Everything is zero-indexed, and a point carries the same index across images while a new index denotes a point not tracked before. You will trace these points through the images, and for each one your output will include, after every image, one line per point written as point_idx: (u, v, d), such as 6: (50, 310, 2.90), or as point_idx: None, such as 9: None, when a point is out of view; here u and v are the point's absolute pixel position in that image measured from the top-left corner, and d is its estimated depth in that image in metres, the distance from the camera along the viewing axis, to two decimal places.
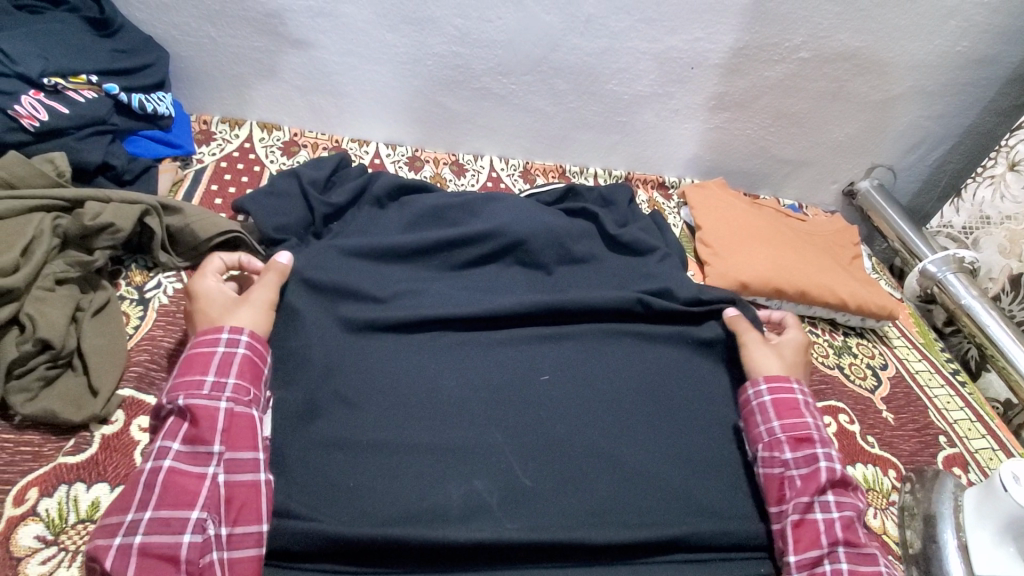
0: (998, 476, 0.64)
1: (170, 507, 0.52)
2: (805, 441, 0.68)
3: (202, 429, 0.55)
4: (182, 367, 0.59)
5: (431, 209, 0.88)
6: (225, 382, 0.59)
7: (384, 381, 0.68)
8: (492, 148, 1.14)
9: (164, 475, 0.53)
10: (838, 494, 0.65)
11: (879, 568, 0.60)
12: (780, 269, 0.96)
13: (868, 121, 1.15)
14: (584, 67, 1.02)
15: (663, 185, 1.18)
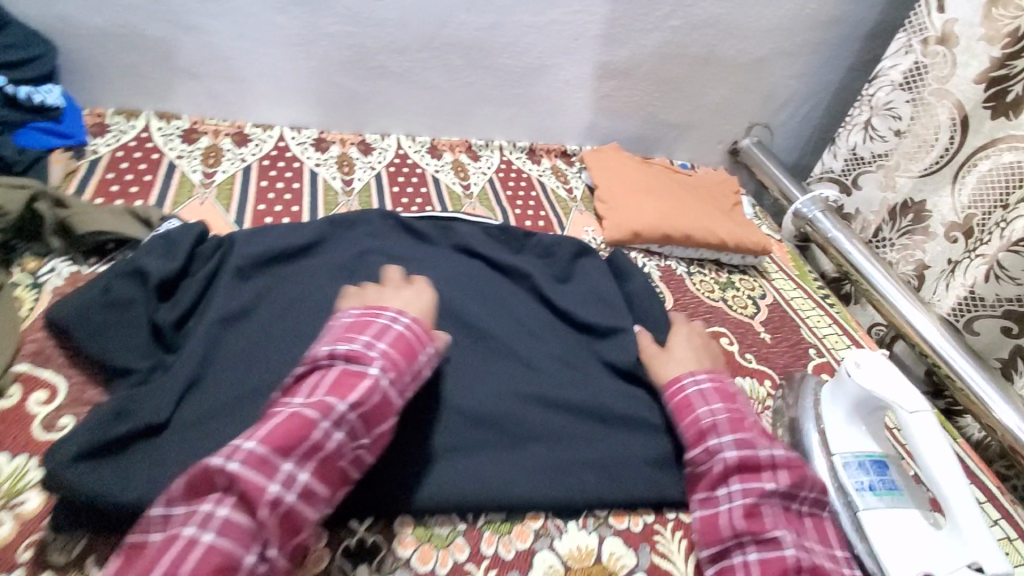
0: (844, 365, 0.73)
1: (320, 479, 0.50)
2: (707, 431, 0.66)
3: (381, 413, 0.54)
4: (393, 342, 0.57)
5: (306, 270, 0.82)
6: (416, 380, 0.58)
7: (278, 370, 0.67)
8: (397, 127, 1.18)
9: (332, 442, 0.51)
10: (743, 481, 0.63)
11: (785, 555, 0.57)
12: (667, 217, 1.05)
13: (740, 83, 1.27)
14: (475, 42, 1.08)
15: (566, 153, 1.27)
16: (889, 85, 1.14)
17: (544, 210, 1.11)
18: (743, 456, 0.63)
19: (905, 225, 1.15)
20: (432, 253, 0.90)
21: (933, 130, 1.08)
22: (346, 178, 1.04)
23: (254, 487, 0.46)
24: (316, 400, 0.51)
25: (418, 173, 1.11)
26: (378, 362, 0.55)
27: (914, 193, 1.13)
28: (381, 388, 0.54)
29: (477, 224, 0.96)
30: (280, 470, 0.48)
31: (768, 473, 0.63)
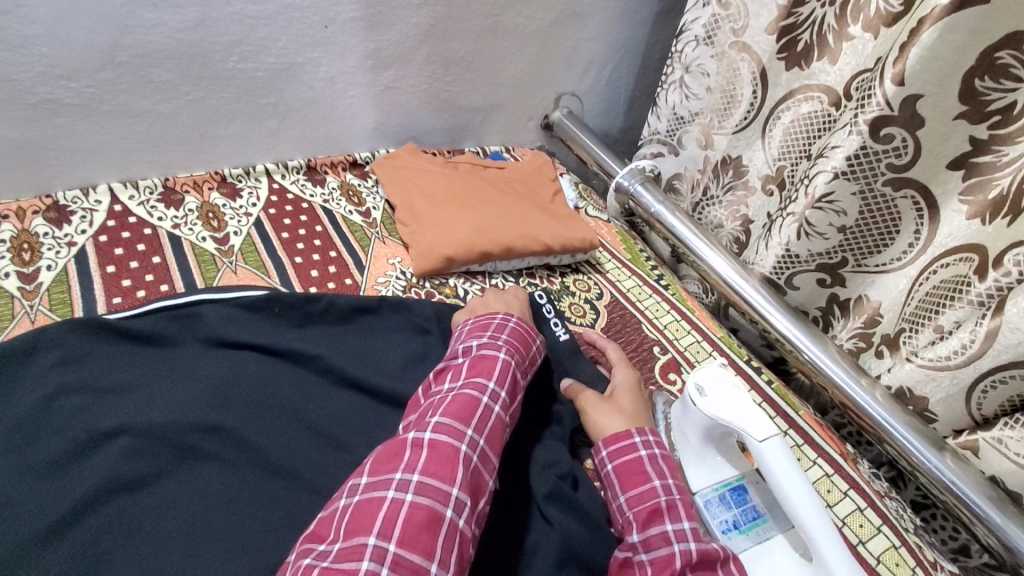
0: (688, 390, 0.66)
1: (490, 444, 0.57)
2: (657, 513, 0.58)
3: (514, 392, 0.64)
4: (510, 336, 0.70)
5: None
6: (528, 372, 0.69)
7: None
8: (107, 174, 0.86)
9: (492, 413, 0.59)
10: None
11: None
12: (483, 231, 0.90)
13: (537, 53, 1.13)
14: (181, 48, 0.79)
15: (355, 163, 1.05)
16: (694, 40, 1.08)
17: (334, 250, 0.89)
18: (701, 548, 0.55)
19: (726, 181, 1.11)
20: (167, 366, 0.65)
21: (738, 85, 1.04)
22: (25, 271, 0.72)
23: (445, 445, 0.53)
24: (469, 385, 0.60)
25: (146, 236, 0.82)
26: (504, 351, 0.67)
27: (731, 148, 1.08)
28: (514, 373, 0.65)
29: (235, 301, 0.72)
30: (466, 435, 0.55)
31: (722, 566, 0.55)
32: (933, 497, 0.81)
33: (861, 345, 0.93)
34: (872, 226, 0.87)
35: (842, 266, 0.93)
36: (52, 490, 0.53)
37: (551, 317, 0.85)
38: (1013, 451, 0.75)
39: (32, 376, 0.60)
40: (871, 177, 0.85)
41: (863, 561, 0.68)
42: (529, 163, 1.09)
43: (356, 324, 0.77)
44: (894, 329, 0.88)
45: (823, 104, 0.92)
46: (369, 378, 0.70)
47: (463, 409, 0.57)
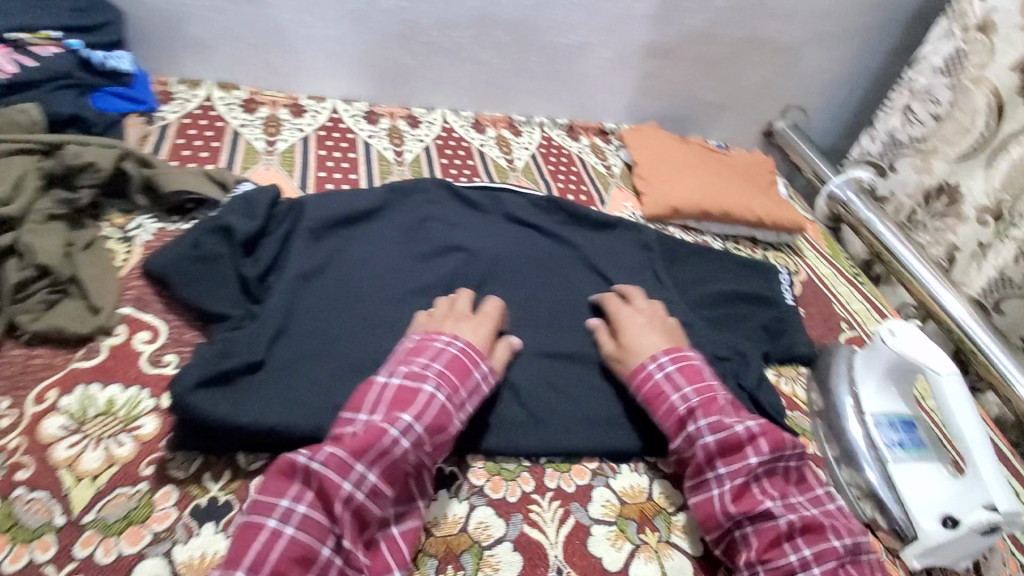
0: (879, 333, 0.78)
1: (385, 482, 0.55)
2: (683, 421, 0.68)
3: (441, 427, 0.59)
4: (449, 364, 0.63)
5: (367, 234, 0.86)
6: (466, 401, 0.63)
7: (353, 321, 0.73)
8: (443, 102, 1.21)
9: (400, 445, 0.56)
10: (727, 464, 0.65)
11: (778, 520, 0.61)
12: (707, 195, 1.09)
13: (778, 65, 1.29)
14: (523, 20, 1.10)
15: (604, 131, 1.28)
16: (932, 70, 1.16)
17: (585, 185, 1.14)
18: (721, 439, 0.65)
19: (939, 209, 1.16)
20: (482, 223, 0.94)
21: (970, 116, 1.10)
22: (398, 150, 1.08)
23: (327, 488, 0.52)
24: (386, 416, 0.57)
25: (464, 147, 1.14)
26: (432, 380, 0.61)
27: (949, 177, 1.14)
28: (443, 402, 0.60)
29: (526, 196, 1.00)
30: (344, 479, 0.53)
31: (750, 447, 0.65)
32: None
33: None
34: None
35: None
36: (426, 267, 0.84)
37: (784, 284, 1.03)
38: None
39: (411, 205, 0.93)
40: None
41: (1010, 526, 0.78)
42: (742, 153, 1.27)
43: (602, 234, 1.00)
44: None
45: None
46: (610, 270, 0.94)
47: (393, 461, 0.56)
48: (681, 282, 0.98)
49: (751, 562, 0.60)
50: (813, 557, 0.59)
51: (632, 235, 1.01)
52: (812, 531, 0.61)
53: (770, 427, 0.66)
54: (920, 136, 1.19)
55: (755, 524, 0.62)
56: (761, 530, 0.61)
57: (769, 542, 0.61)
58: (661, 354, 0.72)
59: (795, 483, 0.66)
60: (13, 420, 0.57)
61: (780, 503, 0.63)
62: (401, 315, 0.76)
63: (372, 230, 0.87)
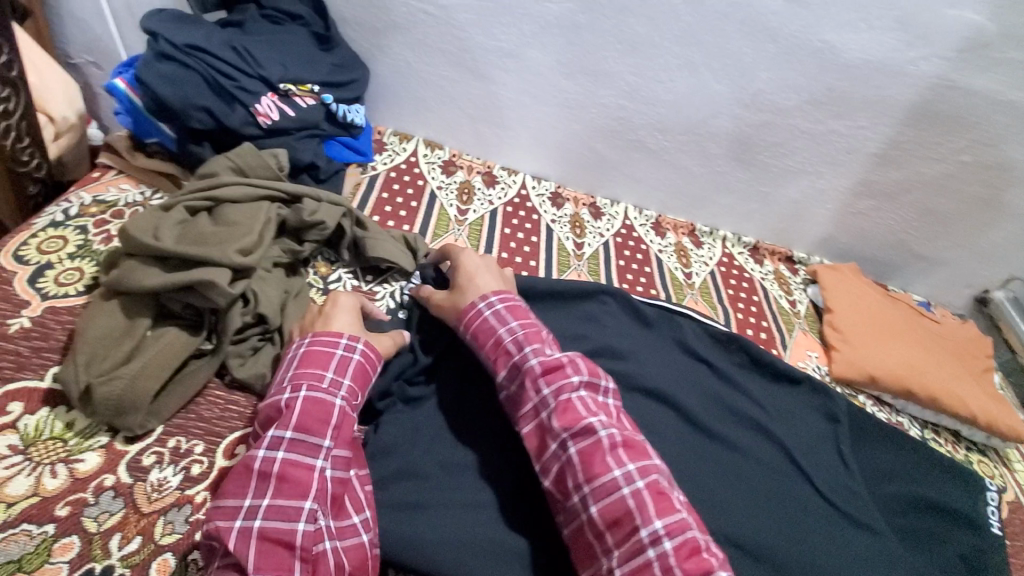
0: None
1: (285, 497, 0.51)
2: (504, 348, 0.65)
3: (321, 419, 0.56)
4: (305, 360, 0.59)
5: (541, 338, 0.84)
6: (339, 380, 0.59)
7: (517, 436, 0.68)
8: (628, 196, 1.17)
9: (278, 463, 0.53)
10: (550, 383, 0.61)
11: (598, 434, 0.57)
12: (911, 370, 0.95)
13: (1019, 233, 1.12)
14: (741, 136, 1.04)
15: (791, 259, 1.18)
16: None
17: (765, 320, 1.03)
18: (545, 362, 0.62)
19: None
20: (658, 347, 0.87)
21: None
22: (578, 242, 1.05)
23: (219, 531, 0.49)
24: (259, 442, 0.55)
25: (643, 250, 1.09)
26: (292, 384, 0.57)
27: None
28: (316, 394, 0.57)
29: (707, 326, 0.92)
30: (243, 506, 0.51)
31: (570, 365, 0.62)
32: None
33: None
34: None
35: None
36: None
37: (992, 505, 0.86)
38: None
39: (588, 311, 0.88)
40: None
41: None
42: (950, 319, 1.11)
43: (783, 389, 0.89)
44: None
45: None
46: (792, 437, 0.82)
47: (298, 482, 0.52)
48: (868, 471, 0.85)
49: (577, 485, 0.56)
50: (635, 471, 0.55)
51: (818, 398, 0.89)
52: (633, 448, 0.57)
53: (580, 360, 0.63)
54: None
55: (586, 443, 0.57)
56: (583, 448, 0.56)
57: (597, 459, 0.56)
58: (491, 294, 0.69)
59: (622, 414, 0.62)
60: (203, 469, 0.58)
61: (606, 419, 0.59)
62: None
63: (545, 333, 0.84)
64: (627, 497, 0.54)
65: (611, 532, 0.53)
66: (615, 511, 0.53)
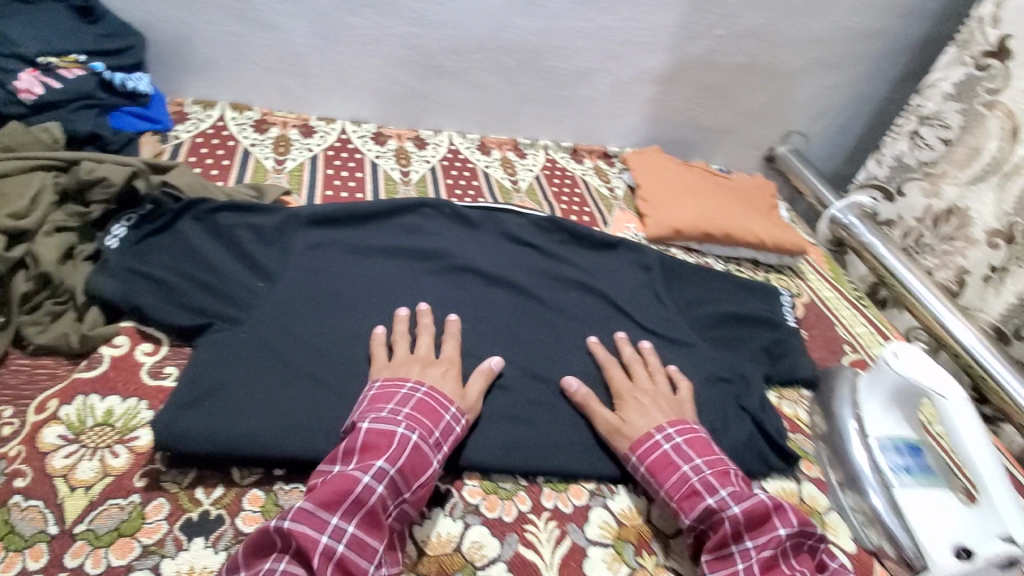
0: (883, 355, 0.77)
1: (364, 532, 0.55)
2: (368, 443, 0.59)
3: (418, 468, 0.60)
4: (417, 406, 0.65)
5: (371, 254, 0.88)
6: (440, 442, 0.64)
7: (345, 337, 0.74)
8: (450, 124, 1.25)
9: (373, 494, 0.56)
10: (413, 416, 0.63)
11: (433, 466, 0.62)
12: (708, 216, 1.10)
13: (777, 94, 1.32)
14: (527, 45, 1.14)
15: (607, 154, 1.31)
16: (942, 96, 1.15)
17: (588, 207, 1.16)
18: (378, 423, 0.61)
19: (947, 231, 1.13)
20: (479, 242, 0.95)
21: (981, 138, 1.08)
22: (404, 170, 1.10)
23: (304, 541, 0.52)
24: (357, 465, 0.58)
25: (470, 168, 1.16)
26: (406, 422, 0.62)
27: (958, 200, 1.11)
28: (422, 443, 0.62)
29: (528, 217, 1.01)
30: (330, 523, 0.54)
31: (398, 409, 0.63)
32: None
33: None
34: None
35: None
36: (430, 286, 0.86)
37: (785, 306, 1.03)
38: None
39: (412, 224, 0.95)
40: None
41: None
42: (649, 167, 1.23)
43: (602, 255, 1.01)
44: None
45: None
46: (611, 290, 0.94)
47: (376, 522, 0.56)
48: (681, 303, 0.98)
49: (384, 500, 0.57)
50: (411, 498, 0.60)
51: (628, 255, 1.02)
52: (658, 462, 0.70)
53: (417, 402, 0.65)
54: (929, 160, 1.17)
55: (391, 453, 0.59)
56: (404, 466, 0.59)
57: (416, 459, 0.60)
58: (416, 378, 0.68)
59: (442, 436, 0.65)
60: (14, 429, 0.61)
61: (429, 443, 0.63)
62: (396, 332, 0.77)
63: (373, 248, 0.89)
64: (715, 526, 0.64)
65: (366, 511, 0.56)
66: (342, 485, 0.56)
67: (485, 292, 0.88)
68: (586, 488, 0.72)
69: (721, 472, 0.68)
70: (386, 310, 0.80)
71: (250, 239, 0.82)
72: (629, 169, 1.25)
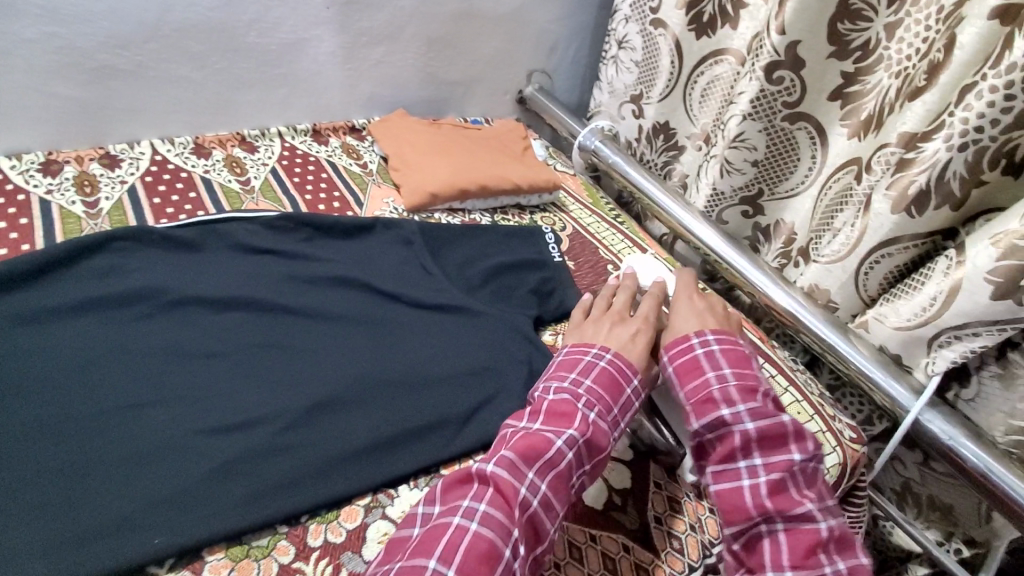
0: None
1: (554, 490, 0.58)
2: (561, 414, 0.63)
3: (599, 442, 0.64)
4: (596, 378, 0.68)
5: (45, 318, 0.70)
6: (620, 413, 0.67)
7: (16, 437, 0.59)
8: (149, 132, 1.04)
9: (563, 455, 0.60)
10: (592, 382, 0.67)
11: (614, 430, 0.66)
12: (462, 173, 1.08)
13: (507, 35, 1.32)
14: (210, 24, 0.98)
15: (354, 128, 1.22)
16: (624, 18, 1.20)
17: (338, 190, 1.06)
18: (555, 397, 0.65)
19: (658, 145, 1.25)
20: (199, 265, 0.81)
21: (657, 56, 1.16)
22: (91, 200, 0.90)
23: (507, 488, 0.56)
24: (548, 427, 0.62)
25: (183, 178, 0.99)
26: (586, 394, 0.66)
27: (660, 116, 1.21)
28: (602, 415, 0.65)
29: (258, 220, 0.88)
30: (525, 481, 0.57)
31: (574, 378, 0.68)
32: (842, 374, 0.97)
33: (783, 262, 1.07)
34: (777, 158, 1.02)
35: (760, 197, 1.07)
36: (141, 334, 0.71)
37: (551, 243, 1.05)
38: (891, 322, 0.90)
39: (102, 265, 0.77)
40: (770, 115, 0.98)
41: None
42: (395, 133, 1.16)
43: (357, 241, 0.94)
44: (805, 241, 1.02)
45: (731, 65, 1.07)
46: (371, 276, 0.87)
47: (559, 487, 0.59)
48: (451, 268, 0.95)
49: (568, 467, 0.60)
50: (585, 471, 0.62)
51: (385, 234, 0.96)
52: (691, 372, 0.70)
53: (600, 373, 0.68)
54: (631, 83, 1.25)
55: (579, 416, 0.63)
56: (593, 434, 0.63)
57: (601, 426, 0.64)
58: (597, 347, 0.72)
59: (623, 407, 0.68)
60: None
61: (614, 418, 0.66)
62: (93, 408, 0.63)
63: (53, 308, 0.70)
64: (720, 436, 0.65)
65: (552, 474, 0.59)
66: (537, 444, 0.59)
67: (212, 322, 0.75)
68: (361, 505, 0.64)
69: (748, 388, 0.67)
70: (80, 385, 0.65)
71: None
72: (376, 140, 1.17)
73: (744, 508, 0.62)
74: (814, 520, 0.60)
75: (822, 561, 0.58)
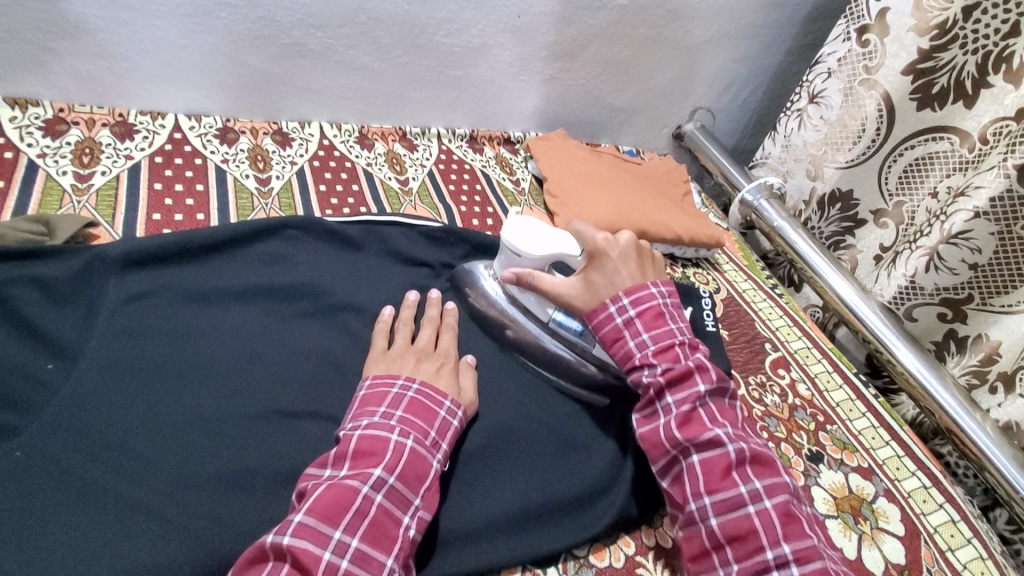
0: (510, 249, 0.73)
1: (372, 543, 0.47)
2: (363, 452, 0.52)
3: (420, 475, 0.53)
4: (410, 406, 0.57)
5: (218, 300, 0.68)
6: (439, 442, 0.57)
7: (182, 428, 0.56)
8: (321, 114, 1.03)
9: (377, 505, 0.49)
10: (405, 412, 0.56)
11: (435, 468, 0.55)
12: (622, 212, 1.00)
13: (684, 67, 1.23)
14: (405, 18, 0.95)
15: (509, 141, 1.17)
16: (826, 72, 1.08)
17: (491, 206, 1.02)
18: (367, 431, 0.53)
19: (834, 215, 1.12)
20: (363, 267, 0.78)
21: (859, 120, 1.03)
22: (262, 177, 0.89)
23: (307, 554, 0.44)
24: (351, 474, 0.50)
25: (347, 168, 0.97)
26: (400, 426, 0.55)
27: (843, 183, 1.09)
28: (424, 450, 0.54)
29: (421, 229, 0.85)
30: (334, 536, 0.46)
31: (381, 410, 0.56)
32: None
33: (973, 381, 0.93)
34: (1003, 266, 0.86)
35: (966, 303, 0.92)
36: (301, 335, 0.68)
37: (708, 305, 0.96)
38: None
39: (271, 252, 0.75)
40: (1011, 220, 0.84)
41: (952, 565, 0.75)
42: (555, 155, 1.10)
43: None
44: (1012, 367, 0.87)
45: (956, 146, 0.92)
46: None
47: (387, 535, 0.48)
48: None
49: (394, 517, 0.50)
50: (417, 515, 0.51)
51: None
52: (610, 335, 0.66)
53: (411, 402, 0.58)
54: (814, 142, 1.12)
55: (389, 458, 0.52)
56: (406, 471, 0.52)
57: (419, 463, 0.53)
58: (413, 377, 0.61)
59: (444, 437, 0.58)
60: None
61: (431, 452, 0.55)
62: (256, 411, 0.60)
63: (223, 291, 0.69)
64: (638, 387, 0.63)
65: (370, 521, 0.48)
66: (339, 494, 0.48)
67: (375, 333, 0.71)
68: None
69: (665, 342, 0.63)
70: (241, 381, 0.62)
71: (40, 301, 0.60)
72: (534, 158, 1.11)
73: (660, 447, 0.60)
74: (723, 445, 0.57)
75: (737, 481, 0.56)
